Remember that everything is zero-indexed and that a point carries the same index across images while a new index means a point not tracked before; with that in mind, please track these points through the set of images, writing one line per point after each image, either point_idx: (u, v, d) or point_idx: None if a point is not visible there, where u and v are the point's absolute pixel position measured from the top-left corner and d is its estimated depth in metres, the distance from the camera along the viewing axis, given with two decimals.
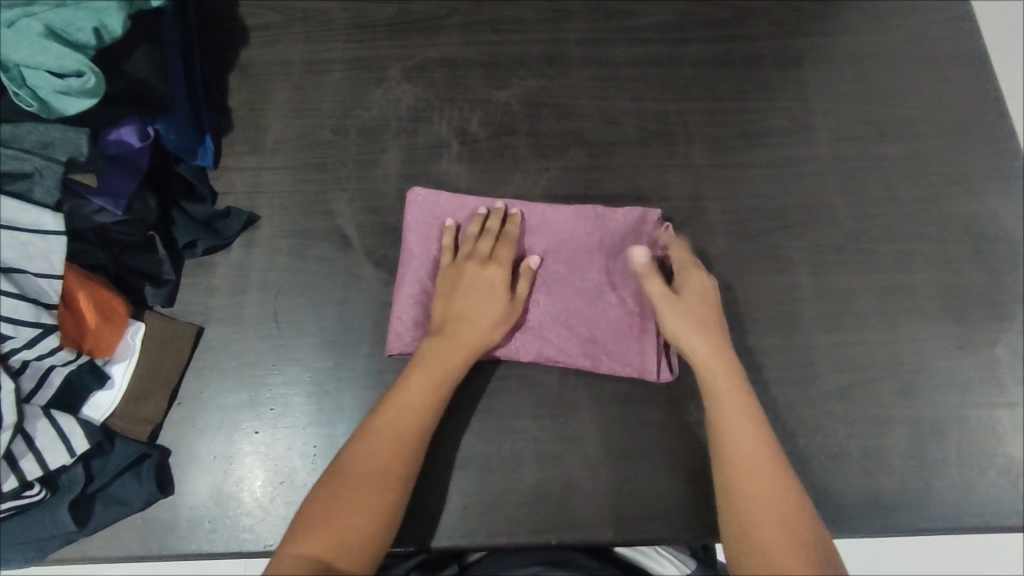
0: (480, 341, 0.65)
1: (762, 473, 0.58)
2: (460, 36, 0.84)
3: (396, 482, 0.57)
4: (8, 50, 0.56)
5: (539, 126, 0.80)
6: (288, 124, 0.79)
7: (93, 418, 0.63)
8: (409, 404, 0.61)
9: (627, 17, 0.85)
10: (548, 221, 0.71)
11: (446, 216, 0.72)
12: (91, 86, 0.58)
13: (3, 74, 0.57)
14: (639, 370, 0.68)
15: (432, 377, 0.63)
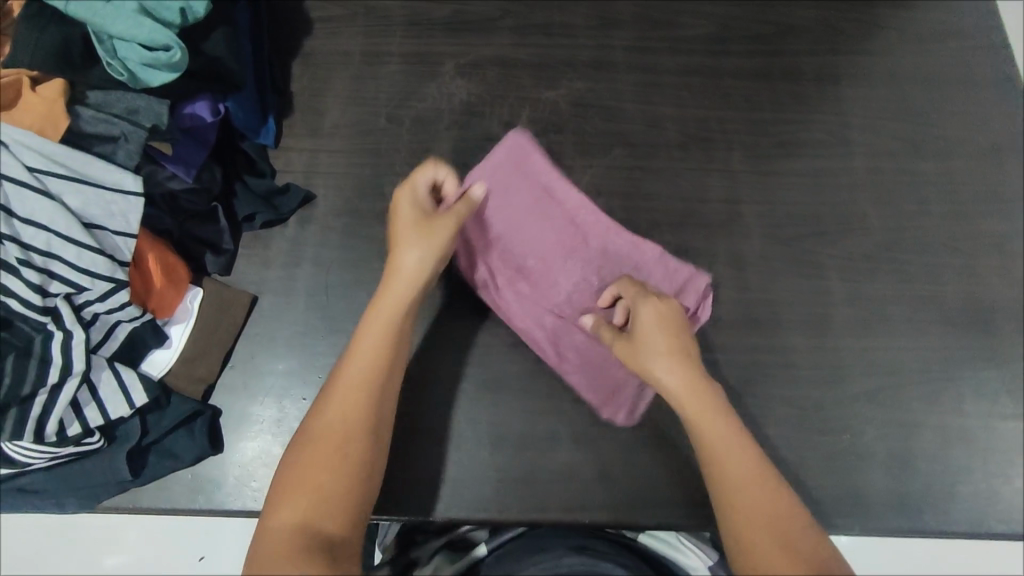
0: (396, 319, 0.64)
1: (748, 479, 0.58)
2: (512, 37, 0.87)
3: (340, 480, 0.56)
4: (104, 22, 0.60)
5: (586, 125, 0.83)
6: (346, 111, 0.82)
7: (152, 373, 0.67)
8: (335, 408, 0.59)
9: (672, 29, 0.89)
10: (599, 227, 0.73)
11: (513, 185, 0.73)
12: (177, 60, 0.62)
13: (97, 45, 0.61)
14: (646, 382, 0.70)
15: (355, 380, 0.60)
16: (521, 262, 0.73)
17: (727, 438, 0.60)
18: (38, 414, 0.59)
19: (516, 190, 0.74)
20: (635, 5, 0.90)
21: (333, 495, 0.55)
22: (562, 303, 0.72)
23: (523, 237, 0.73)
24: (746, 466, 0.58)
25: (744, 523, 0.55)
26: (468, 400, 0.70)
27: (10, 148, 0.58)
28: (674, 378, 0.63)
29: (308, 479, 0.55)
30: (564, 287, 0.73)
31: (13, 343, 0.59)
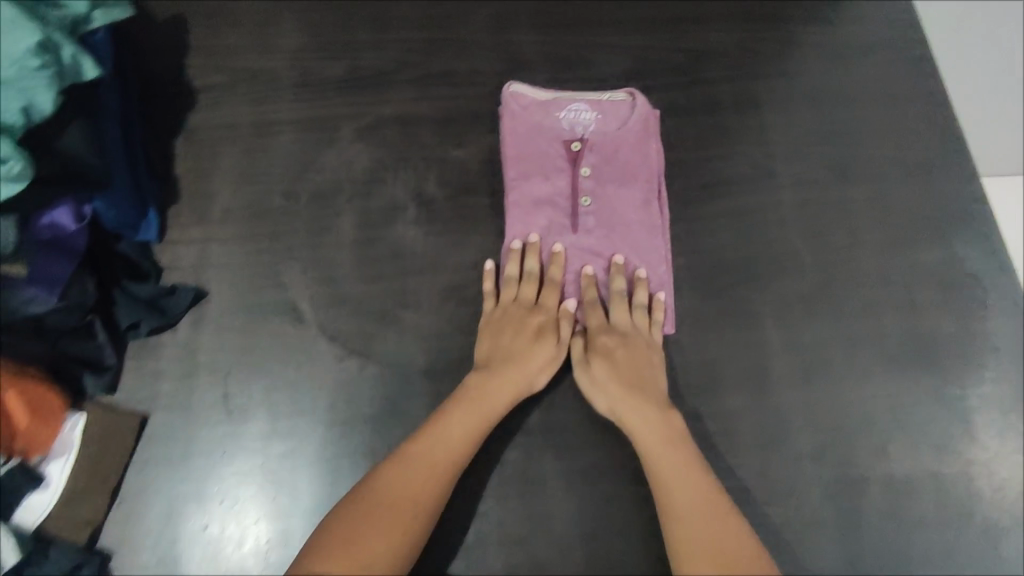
0: (536, 354, 0.67)
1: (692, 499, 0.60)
2: (412, 91, 0.82)
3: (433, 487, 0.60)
4: None
5: (497, 183, 0.78)
6: (236, 192, 0.76)
7: (26, 522, 0.60)
8: (462, 423, 0.63)
9: (582, 66, 0.85)
10: (620, 151, 0.76)
11: (521, 127, 0.76)
12: (17, 172, 0.55)
13: None
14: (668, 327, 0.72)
15: (450, 445, 0.62)
16: (555, 195, 0.75)
17: (675, 462, 0.62)
18: None
19: (527, 131, 0.76)
20: (540, 45, 0.86)
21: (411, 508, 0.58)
22: (597, 237, 0.74)
23: (549, 173, 0.75)
24: (698, 493, 0.60)
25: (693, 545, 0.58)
26: None
27: None
28: (633, 408, 0.65)
29: (410, 479, 0.59)
30: (592, 222, 0.74)
31: None
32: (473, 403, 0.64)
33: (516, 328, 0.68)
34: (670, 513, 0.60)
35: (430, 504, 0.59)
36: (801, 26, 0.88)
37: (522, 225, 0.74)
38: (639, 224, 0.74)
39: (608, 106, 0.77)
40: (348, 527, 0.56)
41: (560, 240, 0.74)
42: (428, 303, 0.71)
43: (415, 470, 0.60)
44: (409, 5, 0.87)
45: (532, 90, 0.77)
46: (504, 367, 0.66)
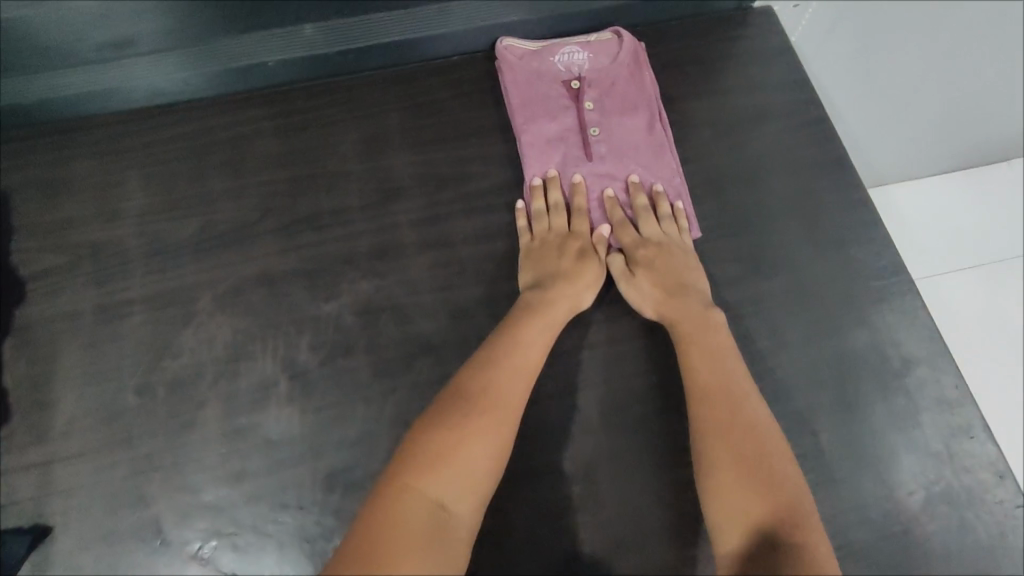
0: (574, 279, 0.69)
1: (726, 402, 0.60)
2: (277, 242, 0.74)
3: (504, 418, 0.59)
4: None
5: (379, 337, 0.70)
6: (83, 395, 0.67)
7: None
8: (522, 351, 0.63)
9: (461, 183, 0.78)
10: (611, 83, 0.80)
11: (547, 73, 0.80)
12: None
13: None
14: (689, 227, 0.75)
15: (521, 366, 0.62)
16: (559, 132, 0.78)
17: (714, 363, 0.63)
18: None
19: (539, 79, 0.80)
20: (414, 167, 0.79)
21: (491, 441, 0.57)
22: (600, 155, 0.77)
23: (548, 113, 0.78)
24: (732, 391, 0.61)
25: (722, 440, 0.58)
26: None
27: None
28: (664, 305, 0.68)
29: (485, 402, 0.58)
30: (600, 147, 0.77)
31: None
32: (536, 325, 0.65)
33: (557, 251, 0.71)
34: (708, 418, 0.60)
35: (510, 424, 0.59)
36: (691, 105, 0.83)
37: (538, 162, 0.77)
38: (646, 144, 0.78)
39: (601, 45, 0.82)
40: (426, 461, 0.54)
41: (578, 171, 0.77)
42: (313, 498, 0.63)
43: (493, 378, 0.60)
44: (268, 142, 0.80)
45: (525, 44, 0.81)
46: (551, 300, 0.67)
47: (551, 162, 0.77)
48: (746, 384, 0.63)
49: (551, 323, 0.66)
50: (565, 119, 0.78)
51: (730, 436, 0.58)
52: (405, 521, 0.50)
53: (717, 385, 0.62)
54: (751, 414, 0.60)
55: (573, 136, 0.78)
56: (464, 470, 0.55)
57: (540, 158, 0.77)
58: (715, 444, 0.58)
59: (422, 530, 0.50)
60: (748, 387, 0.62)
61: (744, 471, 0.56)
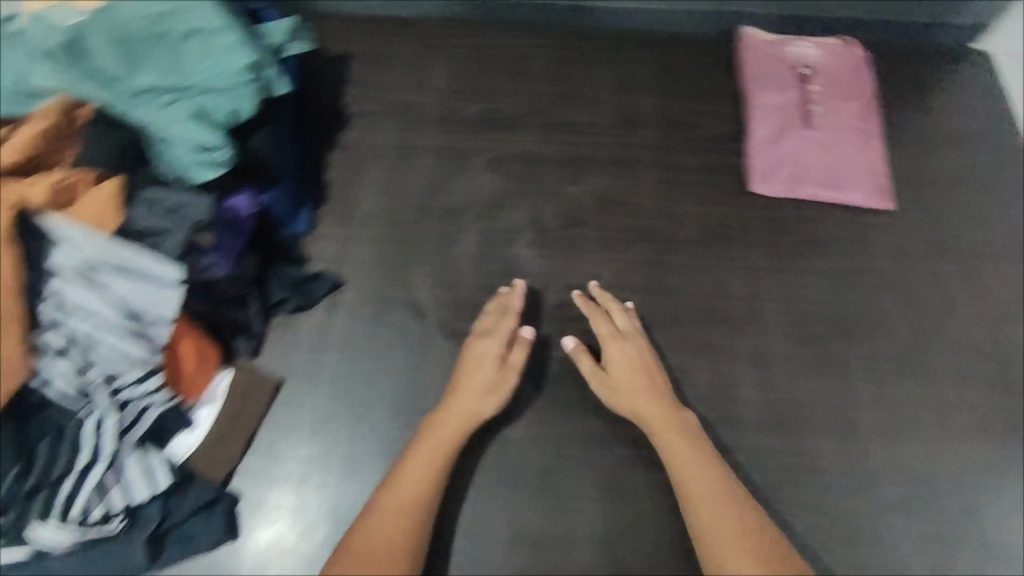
0: (470, 389, 0.70)
1: (711, 485, 0.64)
2: (539, 134, 0.93)
3: (406, 516, 0.63)
4: (162, 125, 0.67)
5: (607, 220, 0.86)
6: (379, 201, 0.87)
7: (174, 456, 0.68)
8: (404, 468, 0.66)
9: (691, 127, 0.94)
10: (834, 75, 0.96)
11: (782, 57, 0.97)
12: (220, 160, 0.68)
13: (151, 151, 0.68)
14: (885, 199, 0.87)
15: (436, 457, 0.67)
16: (783, 102, 0.94)
17: (687, 454, 0.66)
18: (69, 493, 0.61)
19: (774, 60, 0.97)
20: (655, 107, 0.95)
21: (397, 546, 0.61)
22: (816, 125, 0.92)
23: (777, 87, 0.95)
24: (716, 483, 0.64)
25: (717, 531, 0.61)
26: (484, 498, 0.70)
27: (64, 246, 0.60)
28: (648, 405, 0.69)
29: (375, 509, 0.63)
30: (818, 120, 0.92)
31: (42, 428, 0.60)
32: (438, 426, 0.68)
33: (478, 363, 0.71)
34: (697, 520, 0.63)
35: (420, 510, 0.64)
36: (898, 111, 0.95)
37: (761, 118, 0.92)
38: (858, 127, 0.92)
39: (833, 46, 0.98)
40: (351, 563, 0.59)
41: (794, 133, 0.91)
42: (538, 317, 0.79)
43: (389, 493, 0.64)
44: (542, 64, 0.99)
45: (766, 33, 1.00)
46: (447, 417, 0.69)
47: (772, 121, 0.92)
48: (722, 464, 0.67)
49: (447, 446, 0.67)
50: (790, 93, 0.94)
51: (714, 524, 0.62)
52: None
53: (694, 471, 0.65)
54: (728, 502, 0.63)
55: (794, 107, 0.93)
56: (394, 537, 0.61)
57: (763, 116, 0.92)
58: (713, 534, 0.62)
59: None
60: (721, 464, 0.66)
61: (739, 552, 0.60)
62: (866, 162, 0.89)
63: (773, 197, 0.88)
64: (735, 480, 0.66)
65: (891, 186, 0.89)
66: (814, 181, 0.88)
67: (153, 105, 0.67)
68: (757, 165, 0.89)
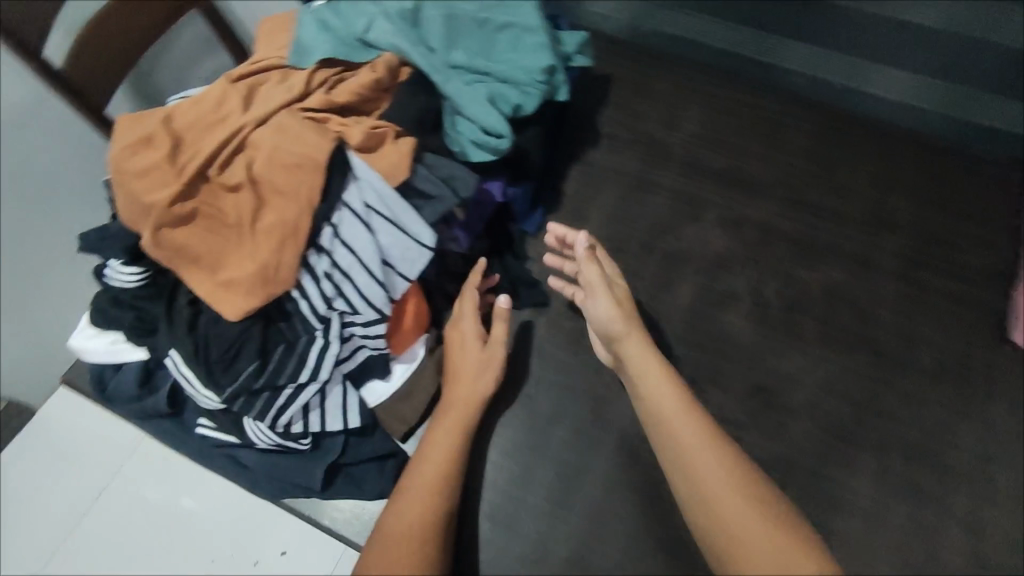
0: (468, 376, 0.71)
1: (725, 482, 0.59)
2: (781, 207, 0.89)
3: (432, 505, 0.64)
4: (460, 100, 0.71)
5: (832, 317, 0.81)
6: (606, 224, 0.87)
7: (367, 400, 0.71)
8: (439, 447, 0.67)
9: (952, 250, 0.86)
10: None
11: None
12: (500, 147, 0.72)
13: (445, 122, 0.73)
14: None
15: (451, 433, 0.68)
16: None
17: (695, 447, 0.61)
18: (281, 403, 0.65)
19: None
20: (914, 215, 0.88)
21: (412, 533, 0.62)
22: None
23: None
24: (730, 480, 0.59)
25: (730, 532, 0.56)
26: (636, 555, 0.67)
27: (360, 184, 0.66)
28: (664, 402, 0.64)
29: (419, 495, 0.64)
30: None
31: (284, 334, 0.66)
32: (457, 404, 0.70)
33: (484, 365, 0.72)
34: (710, 519, 0.58)
35: (440, 490, 0.65)
36: None
37: None
38: None
39: None
40: (386, 547, 0.61)
41: None
42: (734, 393, 0.77)
43: (424, 478, 0.65)
44: (802, 137, 0.94)
45: None
46: (454, 397, 0.70)
47: None
48: (734, 457, 0.61)
49: (454, 424, 0.69)
50: None
51: (733, 525, 0.56)
52: (405, 536, 0.61)
53: (709, 469, 0.59)
54: (747, 501, 0.58)
55: None
56: (430, 504, 0.64)
57: None
58: (733, 535, 0.56)
59: (413, 543, 0.61)
60: (735, 460, 0.60)
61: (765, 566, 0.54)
62: None
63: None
64: (759, 482, 0.59)
65: None
66: None
67: (457, 81, 0.72)
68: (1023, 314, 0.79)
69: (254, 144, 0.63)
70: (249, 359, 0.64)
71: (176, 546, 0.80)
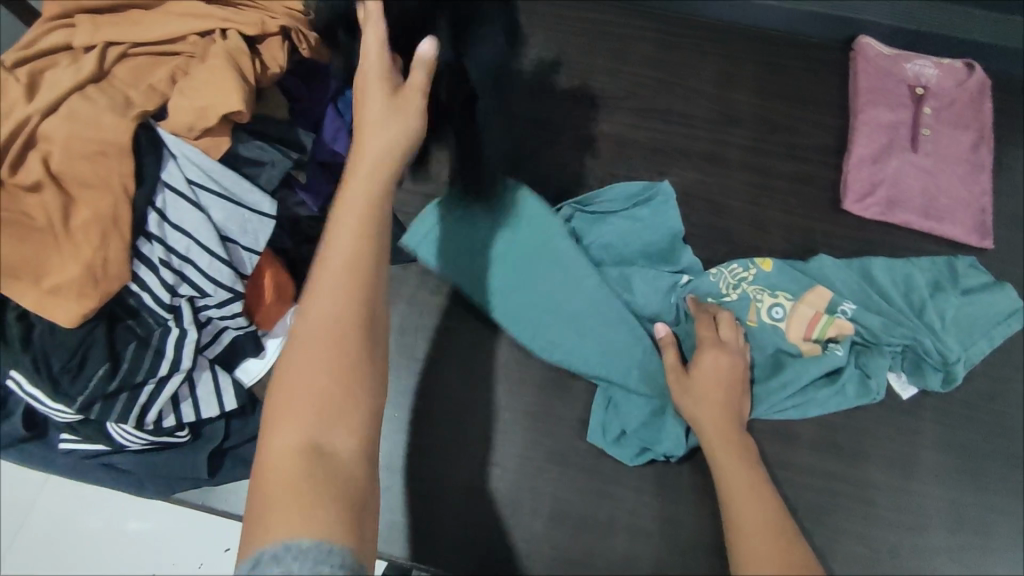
0: (390, 133, 0.52)
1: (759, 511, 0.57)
2: (632, 118, 0.90)
3: (362, 276, 0.44)
4: (914, 287, 0.78)
5: (690, 216, 0.84)
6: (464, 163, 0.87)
7: (244, 380, 0.71)
8: (322, 303, 0.43)
9: (791, 134, 0.90)
10: (952, 103, 0.90)
11: (890, 73, 0.92)
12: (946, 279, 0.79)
13: (1004, 324, 0.77)
14: (981, 237, 0.83)
15: (370, 214, 0.47)
16: (892, 123, 0.89)
17: (746, 479, 0.60)
18: (144, 402, 0.63)
19: (888, 75, 0.92)
20: (756, 108, 0.91)
21: (333, 323, 0.43)
22: (922, 151, 0.87)
23: (887, 105, 0.90)
24: (765, 505, 0.57)
25: (756, 534, 0.54)
26: (531, 469, 0.71)
27: (178, 161, 0.62)
28: (710, 417, 0.66)
29: (323, 313, 0.43)
30: (927, 149, 0.87)
31: (133, 331, 0.63)
32: (358, 198, 0.48)
33: (397, 105, 0.54)
34: (735, 501, 0.59)
35: (378, 217, 0.47)
36: (1016, 148, 0.89)
37: (866, 139, 0.87)
38: (967, 161, 0.87)
39: (951, 66, 0.92)
40: (299, 356, 0.42)
41: (898, 156, 0.87)
42: None
43: (318, 321, 0.43)
44: (646, 47, 0.94)
45: (884, 46, 0.94)
46: (362, 162, 0.51)
47: (875, 141, 0.87)
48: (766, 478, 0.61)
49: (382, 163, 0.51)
50: (899, 114, 0.89)
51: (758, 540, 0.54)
52: (322, 318, 0.43)
53: (744, 487, 0.60)
54: (757, 483, 0.60)
55: (904, 131, 0.88)
56: (364, 231, 0.46)
57: (868, 137, 0.88)
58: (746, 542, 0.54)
59: (332, 337, 0.42)
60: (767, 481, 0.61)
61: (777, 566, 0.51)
62: (968, 198, 0.85)
63: (866, 217, 0.84)
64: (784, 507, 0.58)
65: (991, 227, 0.84)
66: (913, 211, 0.84)
67: (856, 279, 0.78)
68: (854, 182, 0.85)
69: (46, 137, 0.57)
70: (97, 364, 0.60)
71: (122, 560, 0.92)
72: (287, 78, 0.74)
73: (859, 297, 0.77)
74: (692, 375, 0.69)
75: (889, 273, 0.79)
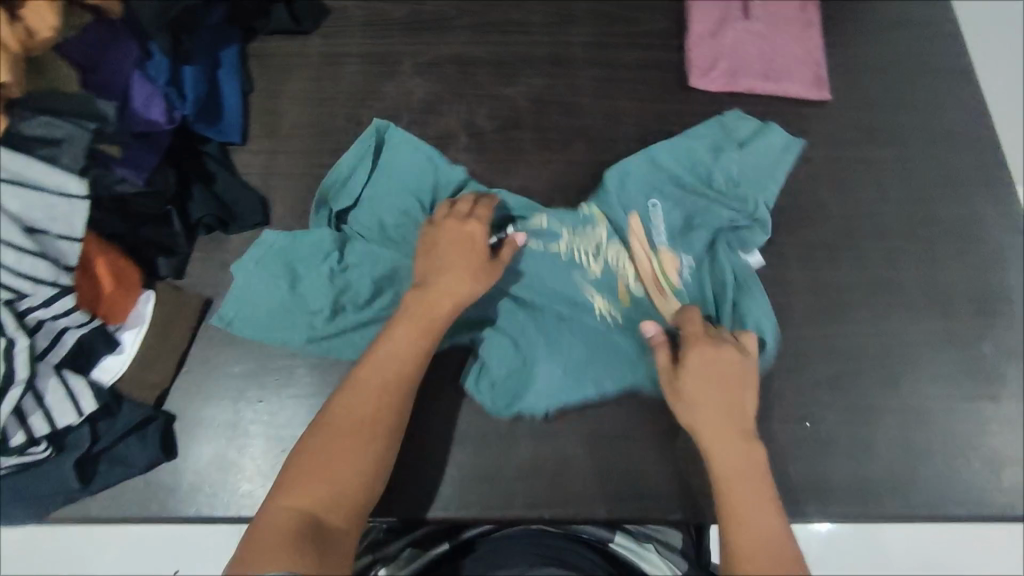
0: (459, 286, 0.64)
1: (762, 534, 0.59)
2: (469, 35, 0.87)
3: (373, 439, 0.58)
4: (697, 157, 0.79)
5: (544, 121, 0.84)
6: (306, 112, 0.82)
7: (103, 379, 0.65)
8: (376, 371, 0.61)
9: (630, 24, 0.89)
10: None
11: None
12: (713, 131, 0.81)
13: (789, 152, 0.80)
14: (819, 89, 0.86)
15: (386, 373, 0.61)
16: None
17: (751, 494, 0.61)
18: None
19: None
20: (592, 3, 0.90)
21: (336, 475, 0.56)
22: (755, 18, 0.89)
23: None
24: (769, 529, 0.59)
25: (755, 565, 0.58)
26: (428, 400, 0.70)
27: None
28: (712, 424, 0.63)
29: (349, 425, 0.58)
30: (759, 15, 0.89)
31: None
32: (429, 295, 0.63)
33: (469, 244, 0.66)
34: (733, 520, 0.60)
35: (376, 426, 0.59)
36: None
37: (702, 16, 0.88)
38: (797, 20, 0.89)
39: None
40: (294, 484, 0.55)
41: (734, 27, 0.88)
42: None
43: (341, 415, 0.59)
44: None
45: None
46: (428, 291, 0.64)
47: (710, 15, 0.89)
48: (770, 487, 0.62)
49: (410, 363, 0.61)
50: None
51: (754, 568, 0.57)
52: (349, 430, 0.58)
53: (747, 501, 0.60)
54: (763, 498, 0.61)
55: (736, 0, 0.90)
56: (370, 427, 0.59)
57: (703, 13, 0.88)
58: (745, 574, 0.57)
59: (350, 448, 0.57)
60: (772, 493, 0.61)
61: None
62: (803, 55, 0.88)
63: (712, 90, 0.86)
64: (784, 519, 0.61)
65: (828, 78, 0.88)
66: (754, 76, 0.86)
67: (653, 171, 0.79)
68: (696, 59, 0.87)
69: None
70: None
71: None
72: (72, 43, 0.65)
73: (642, 184, 0.78)
74: (681, 373, 0.65)
75: (668, 153, 0.79)
